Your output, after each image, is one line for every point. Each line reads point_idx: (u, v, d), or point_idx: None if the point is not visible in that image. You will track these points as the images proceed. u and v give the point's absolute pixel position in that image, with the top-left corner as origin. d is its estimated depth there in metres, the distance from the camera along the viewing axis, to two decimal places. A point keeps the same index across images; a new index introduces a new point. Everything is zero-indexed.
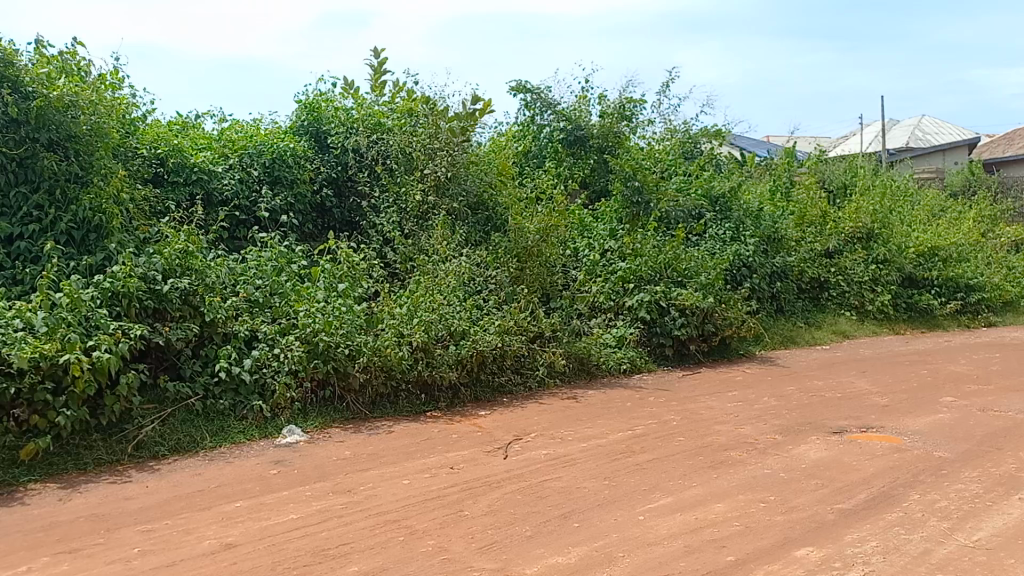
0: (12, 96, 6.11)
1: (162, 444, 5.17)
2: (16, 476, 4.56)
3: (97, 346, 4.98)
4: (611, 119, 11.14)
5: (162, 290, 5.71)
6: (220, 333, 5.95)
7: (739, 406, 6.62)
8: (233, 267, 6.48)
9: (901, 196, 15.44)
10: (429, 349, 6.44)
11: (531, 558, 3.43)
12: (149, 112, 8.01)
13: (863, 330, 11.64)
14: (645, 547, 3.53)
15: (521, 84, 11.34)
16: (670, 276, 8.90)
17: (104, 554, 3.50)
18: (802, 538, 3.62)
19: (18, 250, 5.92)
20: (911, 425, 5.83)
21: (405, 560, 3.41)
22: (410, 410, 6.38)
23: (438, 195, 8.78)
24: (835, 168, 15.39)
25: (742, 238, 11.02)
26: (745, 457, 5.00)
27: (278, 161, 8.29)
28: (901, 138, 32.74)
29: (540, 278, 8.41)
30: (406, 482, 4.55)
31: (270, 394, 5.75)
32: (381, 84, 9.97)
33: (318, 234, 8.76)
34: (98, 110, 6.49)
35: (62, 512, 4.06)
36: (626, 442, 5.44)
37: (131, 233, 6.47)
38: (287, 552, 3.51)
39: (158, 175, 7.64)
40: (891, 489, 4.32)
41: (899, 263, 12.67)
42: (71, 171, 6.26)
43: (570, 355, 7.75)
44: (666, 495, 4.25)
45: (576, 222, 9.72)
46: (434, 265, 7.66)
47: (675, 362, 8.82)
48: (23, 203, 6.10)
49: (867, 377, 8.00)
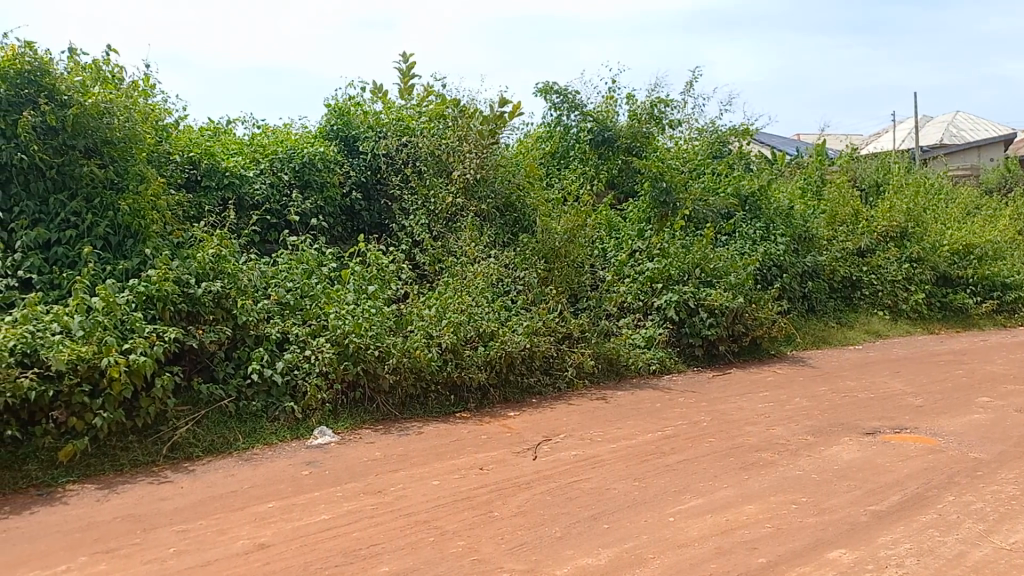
0: (49, 105, 6.21)
1: (196, 446, 5.24)
2: (55, 477, 4.66)
3: (132, 348, 5.07)
4: (639, 120, 11.14)
5: (195, 293, 5.80)
6: (252, 335, 6.03)
7: (770, 407, 6.58)
8: (265, 270, 6.55)
9: (935, 194, 15.22)
10: (457, 350, 6.47)
11: (561, 558, 3.44)
12: (182, 118, 8.12)
13: (897, 329, 11.51)
14: (676, 548, 3.52)
15: (548, 85, 11.34)
16: (699, 276, 8.84)
17: (141, 553, 3.56)
18: (834, 540, 3.60)
19: (55, 256, 6.03)
20: (946, 426, 5.76)
21: (436, 561, 3.43)
22: (440, 411, 6.42)
23: (466, 197, 8.81)
24: (867, 167, 15.22)
25: (772, 237, 10.93)
26: (777, 458, 4.97)
27: (308, 165, 8.36)
28: (935, 135, 32.28)
29: (568, 278, 8.40)
30: (436, 483, 4.58)
31: (301, 395, 5.82)
32: (410, 87, 10.02)
33: (348, 237, 8.81)
34: (132, 116, 6.60)
35: (100, 512, 4.14)
36: (656, 443, 5.43)
37: (167, 238, 6.57)
38: (319, 552, 3.55)
39: (191, 179, 7.74)
40: (926, 490, 4.27)
41: (933, 262, 12.50)
42: (107, 178, 6.40)
43: (599, 356, 7.75)
44: (697, 496, 4.24)
45: (604, 223, 9.71)
46: (462, 267, 7.70)
47: (705, 363, 8.78)
48: (61, 210, 6.22)
49: (901, 377, 7.90)
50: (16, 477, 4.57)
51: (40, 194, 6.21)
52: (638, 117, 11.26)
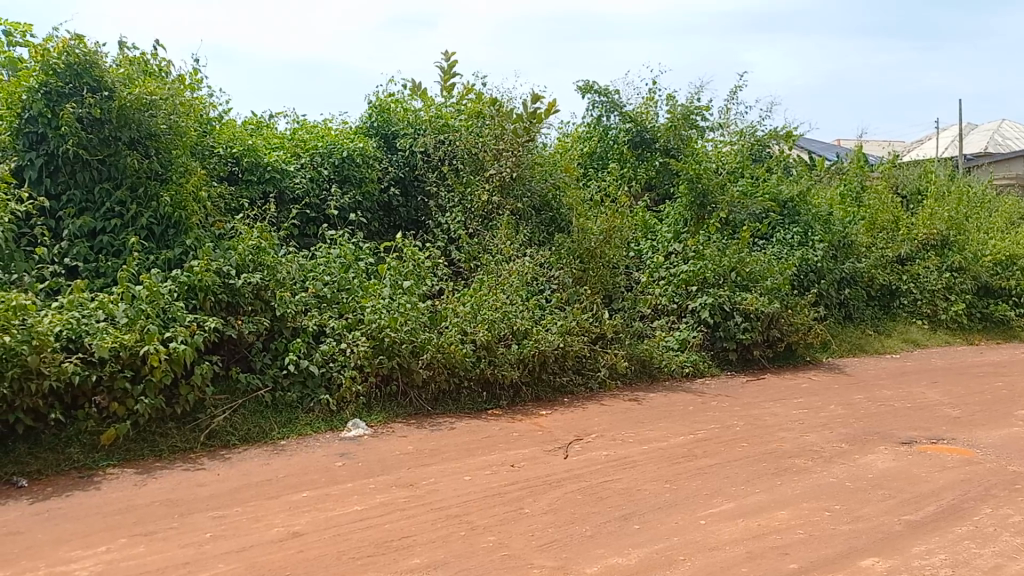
0: (95, 97, 6.30)
1: (233, 434, 5.32)
2: (96, 461, 4.75)
3: (173, 337, 5.17)
4: (677, 121, 11.07)
5: (235, 285, 5.88)
6: (289, 327, 6.12)
7: (804, 414, 6.52)
8: (303, 263, 6.63)
9: (978, 203, 14.94)
10: (491, 348, 6.48)
11: (591, 557, 3.46)
12: (226, 112, 8.24)
13: (936, 339, 11.34)
14: (706, 551, 3.52)
15: (588, 84, 11.33)
16: (735, 279, 8.76)
17: (178, 538, 3.63)
18: (868, 548, 3.57)
19: (100, 244, 6.21)
20: (985, 438, 5.67)
21: (466, 556, 3.45)
22: (472, 407, 6.46)
23: (502, 195, 8.85)
24: (909, 173, 15.03)
25: (810, 242, 10.81)
26: (810, 465, 4.94)
27: (347, 160, 8.46)
28: (980, 143, 31.72)
29: (603, 278, 8.37)
30: (467, 478, 4.62)
31: (336, 387, 5.91)
32: (450, 85, 10.08)
33: (384, 233, 8.90)
34: (177, 110, 6.67)
35: (139, 496, 4.23)
36: (688, 446, 5.41)
37: (208, 229, 6.69)
38: (352, 542, 3.60)
39: (233, 173, 7.90)
40: (962, 502, 4.22)
41: (975, 271, 12.26)
42: (152, 169, 6.49)
43: (633, 357, 7.75)
44: (728, 500, 4.22)
45: (640, 224, 9.68)
46: (498, 264, 7.73)
47: (738, 367, 8.76)
48: (106, 199, 6.37)
49: (940, 387, 7.79)
50: (58, 459, 4.67)
51: (87, 184, 6.37)
52: (677, 118, 11.15)
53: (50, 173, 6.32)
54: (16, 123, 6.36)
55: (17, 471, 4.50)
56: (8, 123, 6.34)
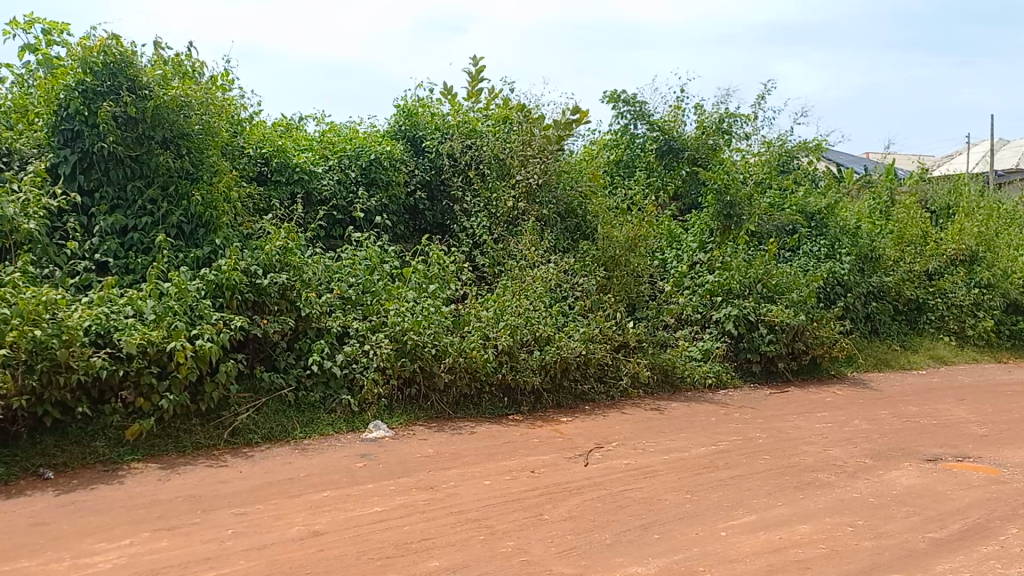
0: (131, 96, 6.35)
1: (256, 432, 5.37)
2: (120, 455, 4.80)
3: (200, 334, 5.22)
4: (706, 130, 11.00)
5: (262, 284, 5.93)
6: (314, 328, 6.18)
7: (828, 428, 6.47)
8: (330, 264, 6.69)
9: (1010, 219, 14.71)
10: (514, 353, 6.48)
11: (610, 565, 3.45)
12: (257, 113, 8.33)
13: (964, 356, 11.19)
14: (726, 563, 3.49)
15: (616, 92, 11.32)
16: (761, 292, 8.72)
17: (200, 533, 3.66)
18: (891, 565, 3.53)
19: (131, 242, 6.30)
20: (1013, 458, 5.58)
21: (484, 560, 3.46)
22: (492, 413, 6.47)
23: (529, 202, 8.85)
24: (938, 188, 14.90)
25: (837, 256, 10.73)
26: (833, 480, 4.89)
27: (375, 162, 8.50)
28: (1011, 159, 31.32)
29: (627, 287, 8.34)
30: (486, 482, 4.62)
31: (358, 389, 5.95)
32: (478, 90, 10.10)
33: (410, 236, 8.96)
34: (209, 110, 6.72)
35: (162, 491, 4.27)
36: (710, 457, 5.38)
37: (237, 229, 6.75)
38: (372, 543, 3.61)
39: (263, 173, 7.94)
40: (988, 521, 4.16)
41: (1005, 288, 12.06)
42: (183, 168, 6.58)
43: (655, 367, 7.73)
44: (750, 513, 4.19)
45: (666, 233, 9.63)
46: (523, 271, 7.76)
47: (762, 379, 8.70)
48: (138, 197, 6.46)
49: (966, 405, 7.69)
50: (84, 452, 4.73)
51: (120, 181, 6.46)
52: (705, 127, 11.09)
53: (83, 170, 6.40)
54: (53, 121, 6.47)
55: (44, 463, 4.56)
56: (47, 121, 6.50)
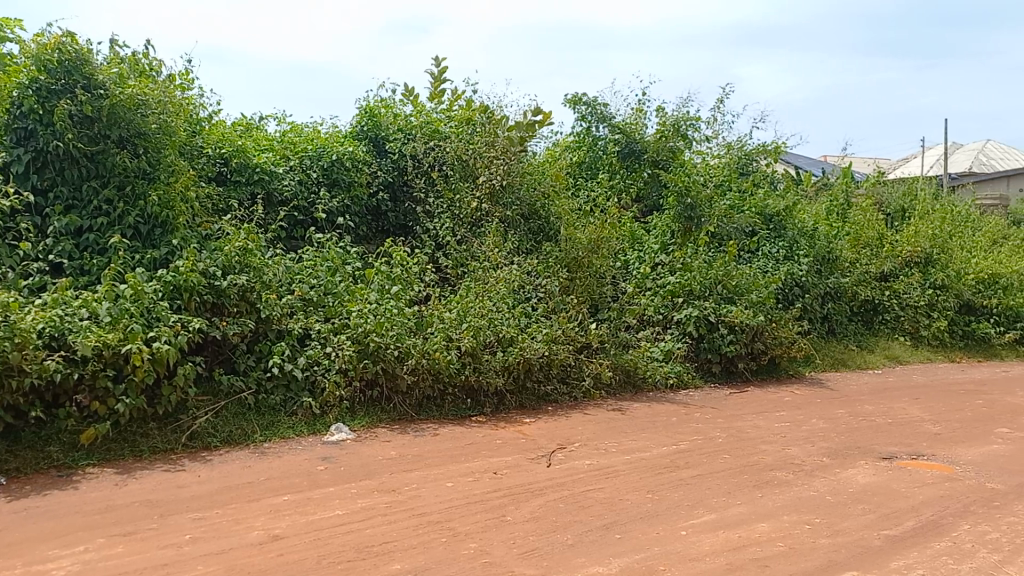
0: (86, 95, 6.25)
1: (215, 436, 5.30)
2: (75, 460, 4.71)
3: (157, 337, 5.13)
4: (667, 133, 11.10)
5: (221, 286, 5.84)
6: (274, 329, 6.12)
7: (787, 427, 6.56)
8: (290, 265, 6.64)
9: (963, 221, 15.04)
10: (477, 354, 6.48)
11: (572, 566, 3.46)
12: (216, 113, 8.24)
13: (918, 356, 11.42)
14: (686, 562, 3.53)
15: (578, 95, 11.39)
16: (721, 292, 8.83)
17: (157, 539, 3.61)
18: (847, 562, 3.58)
19: (86, 243, 6.17)
20: (965, 455, 5.71)
21: (447, 562, 3.45)
22: (455, 415, 6.46)
23: (492, 204, 8.85)
24: (893, 191, 15.19)
25: (795, 257, 10.90)
26: (791, 478, 4.96)
27: (336, 163, 8.45)
28: (964, 163, 32.02)
29: (589, 288, 8.39)
30: (449, 484, 4.61)
31: (320, 391, 5.91)
32: (441, 92, 10.09)
33: (373, 237, 8.92)
34: (167, 108, 6.63)
35: (118, 496, 4.20)
36: (671, 457, 5.42)
37: (195, 229, 6.67)
38: (333, 546, 3.59)
39: (222, 174, 7.84)
40: (941, 518, 4.25)
41: (958, 289, 12.31)
42: (140, 168, 6.48)
43: (617, 367, 7.77)
44: (710, 512, 4.24)
45: (628, 235, 9.70)
46: (485, 272, 7.76)
47: (722, 379, 8.79)
48: (94, 197, 6.34)
49: (921, 404, 7.84)
50: (37, 457, 4.63)
51: (75, 180, 6.34)
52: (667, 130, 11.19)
53: (35, 170, 6.26)
54: None
55: None
56: None
